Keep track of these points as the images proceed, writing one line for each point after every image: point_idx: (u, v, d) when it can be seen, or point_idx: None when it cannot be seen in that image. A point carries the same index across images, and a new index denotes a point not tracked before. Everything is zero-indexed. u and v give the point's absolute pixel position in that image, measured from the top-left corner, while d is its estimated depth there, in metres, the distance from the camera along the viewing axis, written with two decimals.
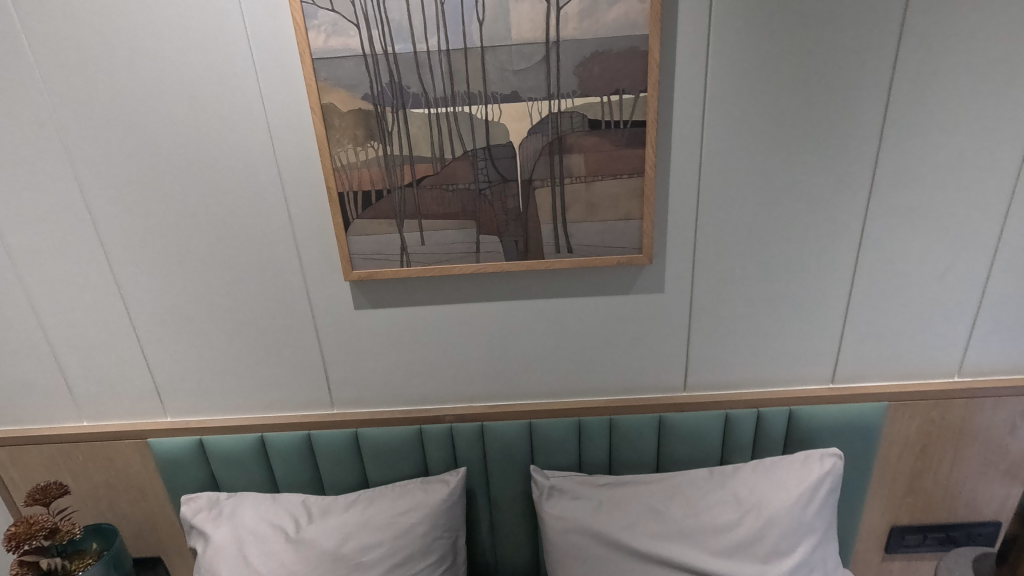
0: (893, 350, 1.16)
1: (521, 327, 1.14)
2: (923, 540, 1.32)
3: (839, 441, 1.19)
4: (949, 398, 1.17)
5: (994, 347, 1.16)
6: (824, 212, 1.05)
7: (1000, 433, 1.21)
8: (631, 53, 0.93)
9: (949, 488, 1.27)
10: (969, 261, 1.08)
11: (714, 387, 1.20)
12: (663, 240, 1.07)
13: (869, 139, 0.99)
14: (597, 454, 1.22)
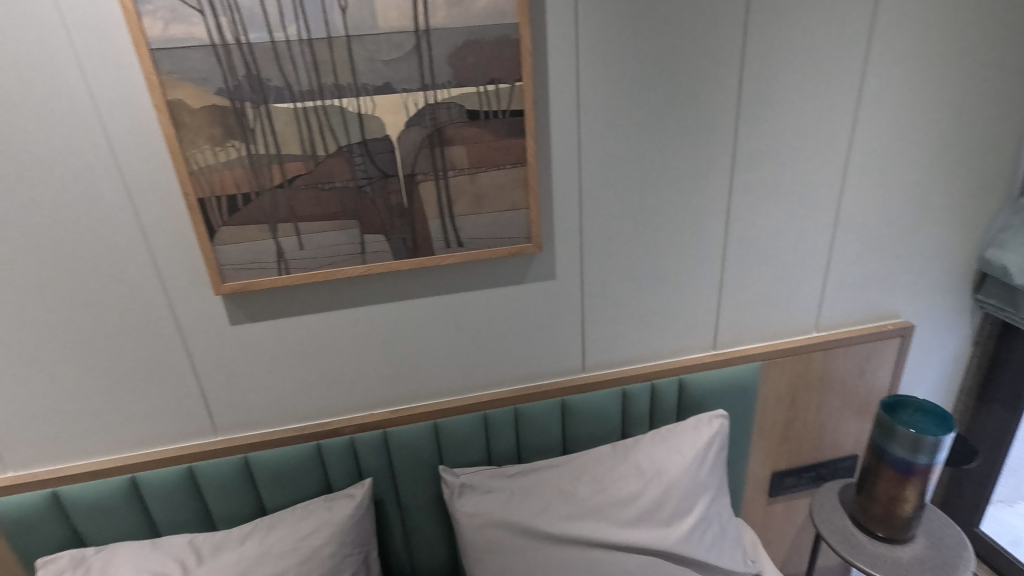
0: (763, 314, 1.28)
1: (416, 326, 1.11)
2: (799, 480, 1.47)
3: (724, 402, 1.29)
4: (810, 351, 1.31)
5: (842, 303, 1.31)
6: (694, 192, 1.12)
7: (852, 378, 1.38)
8: (503, 41, 0.92)
9: (817, 431, 1.43)
10: (816, 228, 1.21)
11: (610, 365, 1.24)
12: (551, 228, 1.09)
13: (727, 121, 1.07)
14: (505, 445, 1.22)
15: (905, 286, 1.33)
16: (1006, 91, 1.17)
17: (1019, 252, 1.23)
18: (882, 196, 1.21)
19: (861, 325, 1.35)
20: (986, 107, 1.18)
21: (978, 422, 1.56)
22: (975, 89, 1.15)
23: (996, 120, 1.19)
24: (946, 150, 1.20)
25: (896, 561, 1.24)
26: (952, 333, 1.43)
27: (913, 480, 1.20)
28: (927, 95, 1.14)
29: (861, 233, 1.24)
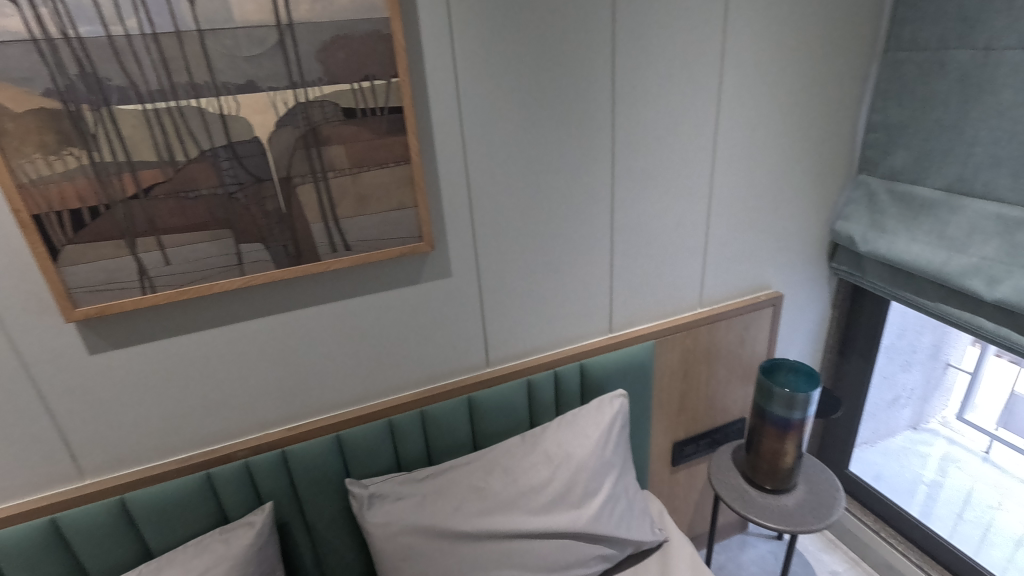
0: (652, 295, 1.35)
1: (308, 337, 1.05)
2: (697, 447, 1.58)
3: (624, 382, 1.35)
4: (696, 326, 1.41)
5: (721, 279, 1.42)
6: (579, 182, 1.15)
7: (735, 347, 1.50)
8: (374, 36, 0.89)
9: (708, 400, 1.54)
10: (693, 212, 1.30)
11: (514, 357, 1.26)
12: (442, 225, 1.08)
13: (604, 113, 1.12)
14: (415, 449, 1.20)
15: (772, 260, 1.46)
16: (841, 81, 1.31)
17: (862, 223, 1.41)
18: (747, 179, 1.32)
19: (738, 298, 1.47)
20: (827, 95, 1.32)
21: (841, 375, 1.75)
22: (816, 79, 1.28)
23: (836, 106, 1.34)
24: (797, 135, 1.33)
25: (783, 509, 1.37)
26: (814, 299, 1.60)
27: (792, 435, 1.33)
28: (777, 85, 1.25)
29: (732, 213, 1.34)
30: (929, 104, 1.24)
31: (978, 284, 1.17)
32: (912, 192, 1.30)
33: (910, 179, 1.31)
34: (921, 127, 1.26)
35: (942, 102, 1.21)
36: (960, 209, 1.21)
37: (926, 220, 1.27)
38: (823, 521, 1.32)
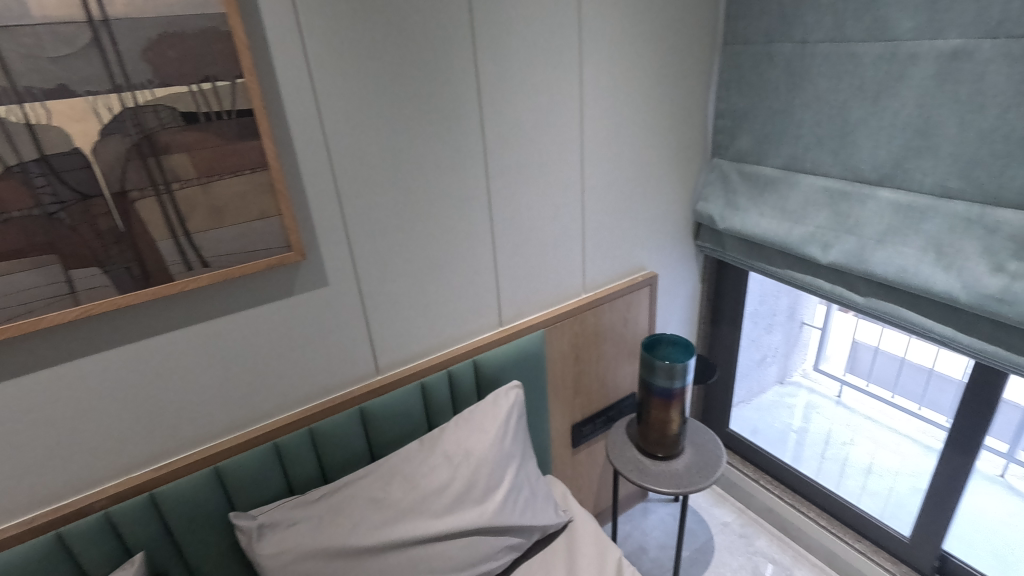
0: (537, 285, 1.38)
1: (168, 365, 0.96)
2: (595, 426, 1.65)
3: (517, 373, 1.37)
4: (582, 311, 1.47)
5: (601, 265, 1.49)
6: (453, 180, 1.15)
7: (619, 328, 1.58)
8: (210, 33, 0.82)
9: (600, 380, 1.61)
10: (567, 202, 1.34)
11: (405, 361, 1.23)
12: (312, 232, 1.02)
13: (471, 109, 1.12)
14: (306, 469, 1.14)
15: (645, 242, 1.56)
16: (689, 73, 1.42)
17: (719, 202, 1.54)
18: (615, 167, 1.39)
19: (618, 281, 1.55)
20: (678, 86, 1.42)
21: (715, 343, 1.91)
22: (667, 71, 1.38)
23: (687, 96, 1.45)
24: (655, 124, 1.42)
25: (674, 473, 1.46)
26: (685, 276, 1.73)
27: (675, 402, 1.43)
28: (633, 78, 1.33)
29: (604, 201, 1.41)
30: (763, 92, 1.37)
31: (815, 249, 1.33)
32: (757, 171, 1.44)
33: (754, 160, 1.45)
34: (759, 113, 1.40)
35: (773, 90, 1.35)
36: (796, 184, 1.36)
37: (770, 195, 1.42)
38: (709, 478, 1.43)
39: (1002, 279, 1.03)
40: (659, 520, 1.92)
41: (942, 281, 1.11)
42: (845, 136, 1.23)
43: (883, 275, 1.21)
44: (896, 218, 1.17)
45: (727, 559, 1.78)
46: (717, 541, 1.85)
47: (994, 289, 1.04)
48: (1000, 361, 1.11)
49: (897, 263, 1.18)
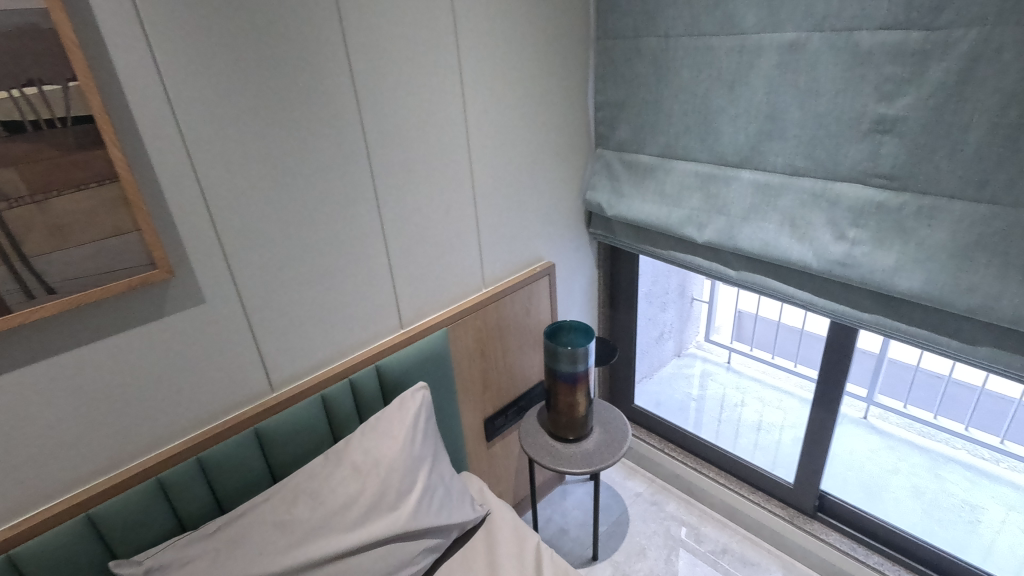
0: (436, 284, 1.37)
1: (10, 411, 0.84)
2: (507, 418, 1.67)
3: (423, 374, 1.36)
4: (484, 306, 1.48)
5: (499, 258, 1.50)
6: (337, 181, 1.11)
7: (522, 319, 1.61)
8: (30, 32, 0.73)
9: (508, 372, 1.63)
10: (459, 198, 1.34)
11: (302, 375, 1.18)
12: (180, 247, 0.94)
13: (348, 109, 1.08)
14: (199, 501, 1.06)
15: (540, 233, 1.60)
16: (566, 67, 1.47)
17: (606, 190, 1.62)
18: (503, 162, 1.41)
19: (517, 273, 1.58)
20: (557, 80, 1.46)
21: (615, 325, 2.01)
22: (545, 65, 1.42)
23: (566, 90, 1.50)
24: (539, 117, 1.45)
25: (585, 453, 1.52)
26: (581, 263, 1.79)
27: (580, 385, 1.48)
28: (513, 72, 1.35)
29: (496, 195, 1.43)
30: (636, 84, 1.45)
31: (692, 230, 1.44)
32: (637, 160, 1.52)
33: (633, 149, 1.53)
34: (634, 104, 1.48)
35: (644, 81, 1.43)
36: (671, 170, 1.45)
37: (650, 182, 1.51)
38: (617, 453, 1.50)
39: (844, 246, 1.18)
40: (577, 500, 1.99)
41: (798, 251, 1.25)
42: (708, 123, 1.33)
43: (751, 249, 1.33)
44: (757, 196, 1.29)
45: (642, 528, 1.88)
46: (632, 512, 1.94)
47: (839, 255, 1.19)
48: (847, 318, 1.27)
49: (761, 237, 1.31)
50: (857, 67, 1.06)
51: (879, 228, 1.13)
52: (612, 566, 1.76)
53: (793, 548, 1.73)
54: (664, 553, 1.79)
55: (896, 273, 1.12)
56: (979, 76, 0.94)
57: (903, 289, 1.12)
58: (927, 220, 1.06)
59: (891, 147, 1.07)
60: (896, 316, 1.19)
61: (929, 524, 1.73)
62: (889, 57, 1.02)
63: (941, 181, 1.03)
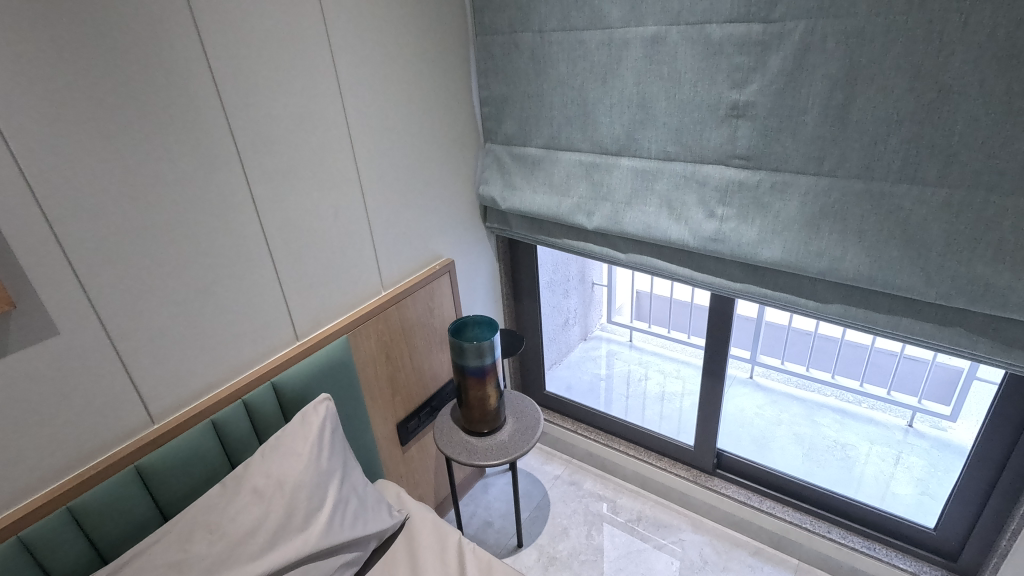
0: (331, 291, 1.32)
1: None
2: (420, 419, 1.65)
3: (325, 386, 1.31)
4: (384, 309, 1.45)
5: (396, 259, 1.48)
6: (208, 191, 1.03)
7: (426, 318, 1.59)
8: None
9: (417, 374, 1.61)
10: (347, 200, 1.30)
11: (187, 401, 1.09)
12: (21, 275, 0.84)
13: (213, 112, 1.01)
14: (76, 554, 0.95)
15: (436, 231, 1.59)
16: (447, 63, 1.47)
17: (498, 184, 1.64)
18: (390, 161, 1.38)
19: (416, 273, 1.56)
20: (438, 77, 1.46)
21: (520, 316, 2.05)
22: (425, 62, 1.41)
23: (449, 86, 1.50)
24: (423, 115, 1.44)
25: (500, 444, 1.54)
26: (481, 257, 1.80)
27: (490, 378, 1.50)
28: (392, 69, 1.33)
29: (387, 196, 1.40)
30: (516, 78, 1.48)
31: (581, 217, 1.50)
32: (524, 152, 1.56)
33: (520, 143, 1.56)
34: (516, 98, 1.51)
35: (524, 76, 1.46)
36: (557, 160, 1.50)
37: (538, 174, 1.55)
38: (531, 440, 1.54)
39: (715, 223, 1.29)
40: (499, 492, 2.01)
41: (676, 231, 1.35)
42: (587, 114, 1.39)
43: (635, 232, 1.41)
44: (637, 182, 1.37)
45: (563, 509, 1.94)
46: (552, 494, 2.00)
47: (711, 231, 1.29)
48: (723, 289, 1.38)
49: (643, 220, 1.39)
50: (711, 58, 1.15)
51: (741, 204, 1.24)
52: (537, 550, 1.80)
53: (699, 505, 1.86)
54: (585, 529, 1.86)
55: (759, 244, 1.24)
56: (810, 64, 1.05)
57: (766, 258, 1.24)
58: (780, 194, 1.18)
59: (746, 130, 1.17)
60: (764, 283, 1.32)
61: (810, 465, 1.94)
62: (736, 48, 1.12)
63: (788, 159, 1.15)
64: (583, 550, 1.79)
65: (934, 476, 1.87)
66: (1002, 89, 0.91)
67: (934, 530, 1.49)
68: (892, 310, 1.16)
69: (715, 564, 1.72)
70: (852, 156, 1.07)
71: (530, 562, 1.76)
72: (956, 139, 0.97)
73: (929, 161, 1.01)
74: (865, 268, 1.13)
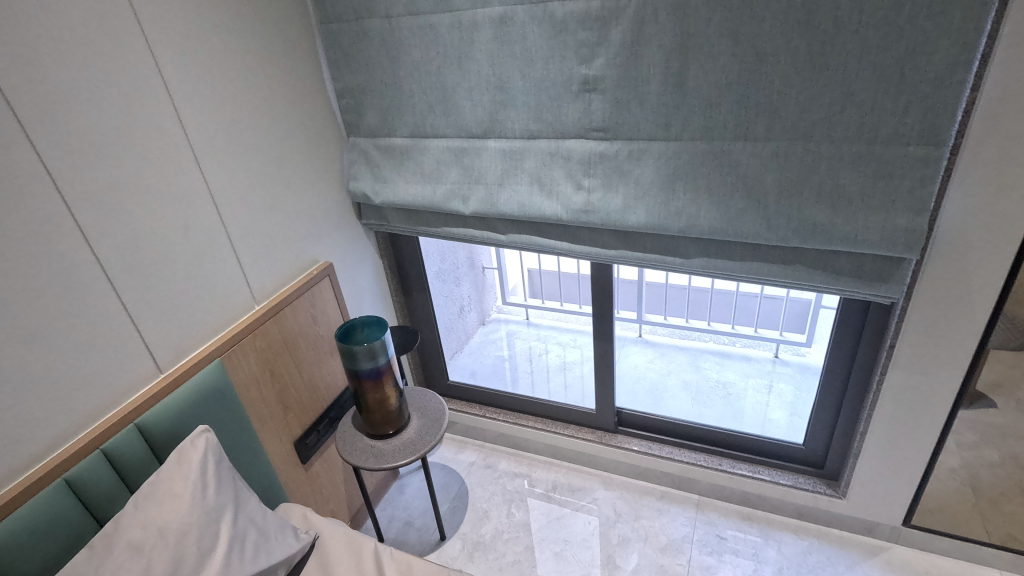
0: (193, 314, 1.20)
1: None
2: (319, 433, 1.57)
3: (203, 417, 1.20)
4: (261, 324, 1.35)
5: (266, 269, 1.38)
6: (17, 220, 0.89)
7: (309, 327, 1.50)
8: None
9: (308, 387, 1.53)
10: (197, 213, 1.18)
11: (31, 464, 0.95)
12: None
13: (9, 129, 0.87)
14: None
15: (308, 234, 1.50)
16: (292, 55, 1.38)
17: (368, 179, 1.58)
18: (243, 165, 1.28)
19: (292, 281, 1.47)
20: (285, 70, 1.36)
21: (412, 310, 2.01)
22: (267, 55, 1.31)
23: (298, 80, 1.41)
24: (274, 112, 1.34)
25: (407, 442, 1.50)
26: (362, 256, 1.74)
27: (387, 377, 1.45)
28: (230, 66, 1.22)
29: (246, 203, 1.30)
30: (370, 67, 1.42)
31: (457, 203, 1.49)
32: (390, 143, 1.51)
33: (385, 134, 1.51)
34: (373, 88, 1.45)
35: (377, 64, 1.41)
36: (425, 148, 1.47)
37: (408, 164, 1.51)
38: (438, 433, 1.51)
39: (583, 195, 1.33)
40: (415, 490, 1.98)
41: (549, 207, 1.38)
42: (447, 99, 1.37)
43: (511, 212, 1.43)
44: (506, 162, 1.39)
45: (481, 493, 1.96)
46: (469, 481, 2.01)
47: (581, 203, 1.34)
48: (601, 257, 1.45)
49: (517, 200, 1.41)
50: (558, 35, 1.18)
51: (605, 174, 1.29)
52: (460, 539, 1.81)
53: (608, 463, 1.96)
54: (505, 508, 1.90)
55: (625, 210, 1.30)
56: (646, 36, 1.11)
57: (634, 223, 1.31)
58: (637, 161, 1.25)
59: (599, 102, 1.22)
60: (635, 246, 1.39)
61: (699, 408, 2.11)
62: (580, 24, 1.15)
63: (640, 127, 1.21)
64: (506, 529, 1.82)
65: (800, 398, 2.13)
66: (806, 48, 1.02)
67: (803, 444, 1.69)
68: (745, 257, 1.28)
69: (628, 515, 1.83)
70: (694, 120, 1.16)
71: (454, 553, 1.76)
72: (775, 97, 1.08)
73: (756, 119, 1.11)
74: (718, 222, 1.23)
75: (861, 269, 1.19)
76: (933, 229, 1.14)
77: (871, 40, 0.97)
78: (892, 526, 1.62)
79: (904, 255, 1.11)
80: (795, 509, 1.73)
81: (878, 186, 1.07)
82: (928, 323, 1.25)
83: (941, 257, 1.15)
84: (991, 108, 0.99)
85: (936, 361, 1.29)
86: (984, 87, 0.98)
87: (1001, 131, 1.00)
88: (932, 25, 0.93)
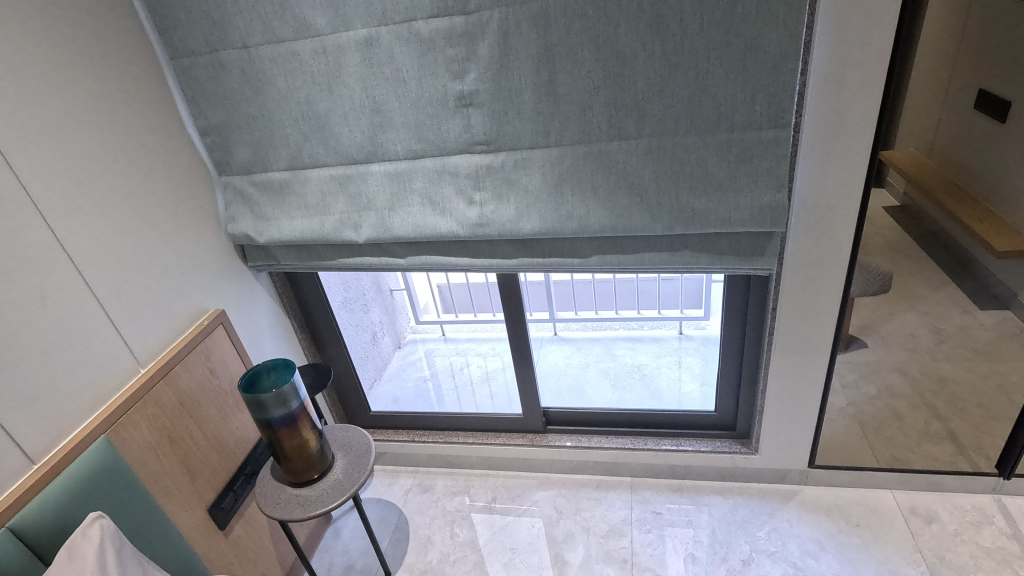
0: (63, 392, 1.08)
1: None
2: (234, 495, 1.46)
3: (94, 502, 1.07)
4: (150, 389, 1.23)
5: (148, 328, 1.26)
6: None
7: (205, 383, 1.39)
8: None
9: (216, 448, 1.42)
10: (52, 278, 1.06)
11: None
12: None
13: None
14: None
15: (192, 283, 1.40)
16: (143, 95, 1.28)
17: (248, 219, 1.50)
18: (103, 218, 1.16)
19: (181, 337, 1.35)
20: (137, 112, 1.26)
21: (321, 345, 1.92)
22: (114, 98, 1.20)
23: (154, 121, 1.30)
24: (133, 158, 1.24)
25: (334, 484, 1.41)
26: (256, 299, 1.64)
27: (303, 421, 1.35)
28: (71, 113, 1.11)
29: (113, 259, 1.18)
30: (233, 101, 1.35)
31: (350, 232, 1.45)
32: (268, 178, 1.44)
33: (262, 169, 1.44)
34: (241, 122, 1.38)
35: (242, 97, 1.34)
36: (307, 180, 1.42)
37: (292, 197, 1.45)
38: (366, 469, 1.44)
39: (476, 209, 1.35)
40: (352, 531, 1.90)
41: (444, 224, 1.38)
42: (323, 127, 1.33)
43: (407, 234, 1.42)
44: (394, 185, 1.37)
45: (421, 520, 1.91)
46: (407, 510, 1.95)
47: (475, 217, 1.36)
48: (503, 267, 1.47)
49: (410, 221, 1.40)
50: (427, 54, 1.19)
51: (494, 186, 1.32)
52: (407, 571, 1.75)
53: (542, 464, 1.99)
54: (448, 530, 1.86)
55: (519, 219, 1.33)
56: (512, 48, 1.15)
57: (529, 230, 1.34)
58: (523, 170, 1.28)
59: (477, 117, 1.25)
60: (534, 253, 1.43)
61: (619, 394, 2.20)
62: (447, 41, 1.17)
63: (522, 136, 1.25)
64: (451, 550, 1.79)
65: (707, 368, 2.28)
66: (659, 49, 1.10)
67: (714, 411, 1.82)
68: (636, 249, 1.36)
69: (569, 509, 1.87)
70: (570, 125, 1.22)
71: None
72: (640, 95, 1.15)
73: (627, 119, 1.18)
74: (607, 220, 1.29)
75: (739, 246, 1.30)
76: (792, 200, 1.26)
77: (715, 37, 1.07)
78: (800, 470, 1.77)
79: (772, 228, 1.22)
80: (718, 472, 1.85)
81: (741, 168, 1.18)
82: (799, 285, 1.39)
83: (802, 224, 1.29)
84: (819, 89, 1.13)
85: (810, 318, 1.44)
86: (811, 72, 1.11)
87: (829, 108, 1.14)
88: (761, 21, 1.04)
